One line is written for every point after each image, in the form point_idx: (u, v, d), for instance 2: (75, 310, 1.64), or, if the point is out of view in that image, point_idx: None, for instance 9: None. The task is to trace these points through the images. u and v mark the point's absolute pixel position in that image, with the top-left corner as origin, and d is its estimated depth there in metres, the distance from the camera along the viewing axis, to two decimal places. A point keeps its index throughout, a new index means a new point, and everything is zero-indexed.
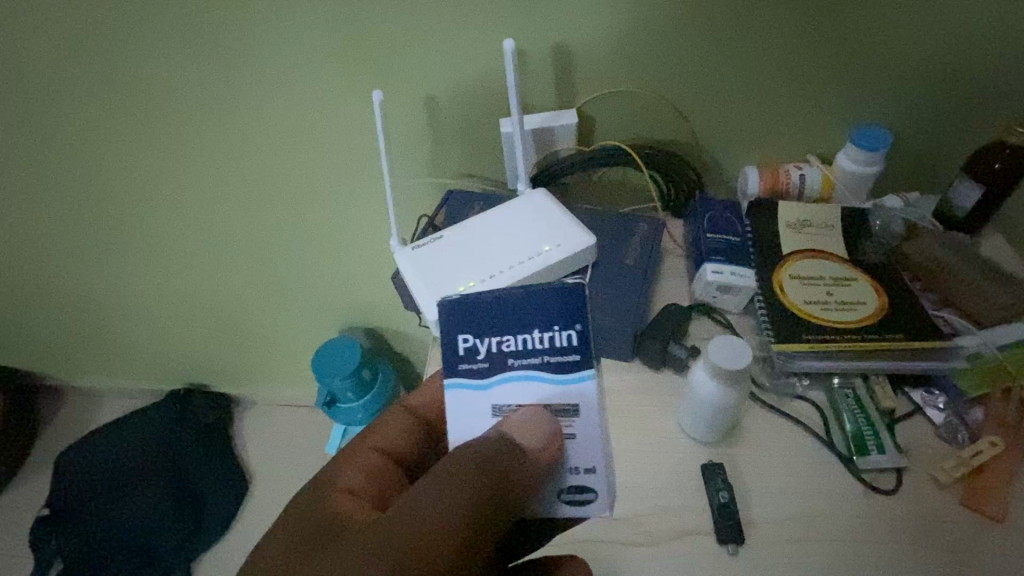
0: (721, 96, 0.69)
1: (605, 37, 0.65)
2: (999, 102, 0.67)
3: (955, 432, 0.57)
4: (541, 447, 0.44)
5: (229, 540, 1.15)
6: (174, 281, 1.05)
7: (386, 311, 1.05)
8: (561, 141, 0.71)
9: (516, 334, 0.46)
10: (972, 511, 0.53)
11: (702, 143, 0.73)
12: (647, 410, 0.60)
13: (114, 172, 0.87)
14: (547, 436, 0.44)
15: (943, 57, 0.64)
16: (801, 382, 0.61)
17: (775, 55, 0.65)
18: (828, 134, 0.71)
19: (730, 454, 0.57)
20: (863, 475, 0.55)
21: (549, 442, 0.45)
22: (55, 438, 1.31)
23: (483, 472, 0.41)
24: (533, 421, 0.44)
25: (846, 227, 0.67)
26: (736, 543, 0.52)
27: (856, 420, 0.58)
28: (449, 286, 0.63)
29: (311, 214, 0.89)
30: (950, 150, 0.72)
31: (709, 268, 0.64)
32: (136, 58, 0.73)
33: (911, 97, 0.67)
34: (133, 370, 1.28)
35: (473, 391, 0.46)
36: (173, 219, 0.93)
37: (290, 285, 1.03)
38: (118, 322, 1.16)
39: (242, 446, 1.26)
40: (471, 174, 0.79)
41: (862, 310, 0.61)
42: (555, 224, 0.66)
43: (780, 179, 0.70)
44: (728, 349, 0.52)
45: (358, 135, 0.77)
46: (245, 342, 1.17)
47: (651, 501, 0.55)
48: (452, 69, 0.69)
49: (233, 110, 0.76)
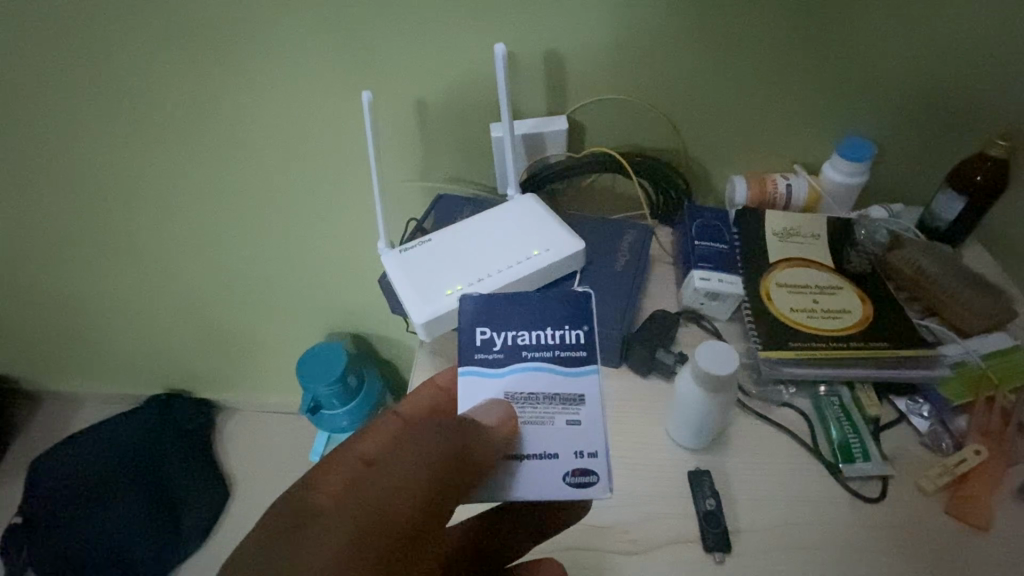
0: (709, 104, 0.69)
1: (593, 44, 0.65)
2: (983, 115, 0.68)
3: (939, 440, 0.57)
4: (504, 428, 0.41)
5: (208, 548, 1.13)
6: (156, 284, 1.04)
7: (373, 317, 1.04)
8: (550, 147, 0.71)
9: (531, 329, 0.46)
10: (956, 520, 0.53)
11: (691, 152, 0.74)
12: (635, 416, 0.60)
13: (96, 174, 0.86)
14: (498, 417, 0.41)
15: (927, 69, 0.65)
16: (787, 389, 0.61)
17: (763, 64, 0.66)
18: (814, 144, 0.72)
19: (717, 460, 0.57)
20: (849, 482, 0.55)
21: (510, 424, 0.41)
22: (32, 444, 1.28)
23: (439, 438, 0.38)
24: (488, 409, 0.42)
25: (831, 235, 0.68)
26: (723, 551, 0.52)
27: (841, 428, 0.58)
28: (438, 288, 0.63)
29: (299, 216, 0.88)
30: (934, 162, 0.73)
31: (697, 275, 0.64)
32: (119, 59, 0.72)
33: (894, 108, 0.68)
34: (113, 375, 1.25)
35: (483, 381, 0.44)
36: (156, 221, 0.92)
37: (275, 291, 1.02)
38: (98, 326, 1.14)
39: (225, 453, 1.24)
40: (461, 179, 0.79)
41: (848, 317, 0.62)
42: (543, 230, 0.66)
43: (767, 188, 0.71)
44: (715, 355, 0.51)
45: (347, 137, 0.77)
46: (229, 347, 1.15)
47: (640, 509, 0.54)
48: (442, 73, 0.69)
49: (220, 113, 0.76)
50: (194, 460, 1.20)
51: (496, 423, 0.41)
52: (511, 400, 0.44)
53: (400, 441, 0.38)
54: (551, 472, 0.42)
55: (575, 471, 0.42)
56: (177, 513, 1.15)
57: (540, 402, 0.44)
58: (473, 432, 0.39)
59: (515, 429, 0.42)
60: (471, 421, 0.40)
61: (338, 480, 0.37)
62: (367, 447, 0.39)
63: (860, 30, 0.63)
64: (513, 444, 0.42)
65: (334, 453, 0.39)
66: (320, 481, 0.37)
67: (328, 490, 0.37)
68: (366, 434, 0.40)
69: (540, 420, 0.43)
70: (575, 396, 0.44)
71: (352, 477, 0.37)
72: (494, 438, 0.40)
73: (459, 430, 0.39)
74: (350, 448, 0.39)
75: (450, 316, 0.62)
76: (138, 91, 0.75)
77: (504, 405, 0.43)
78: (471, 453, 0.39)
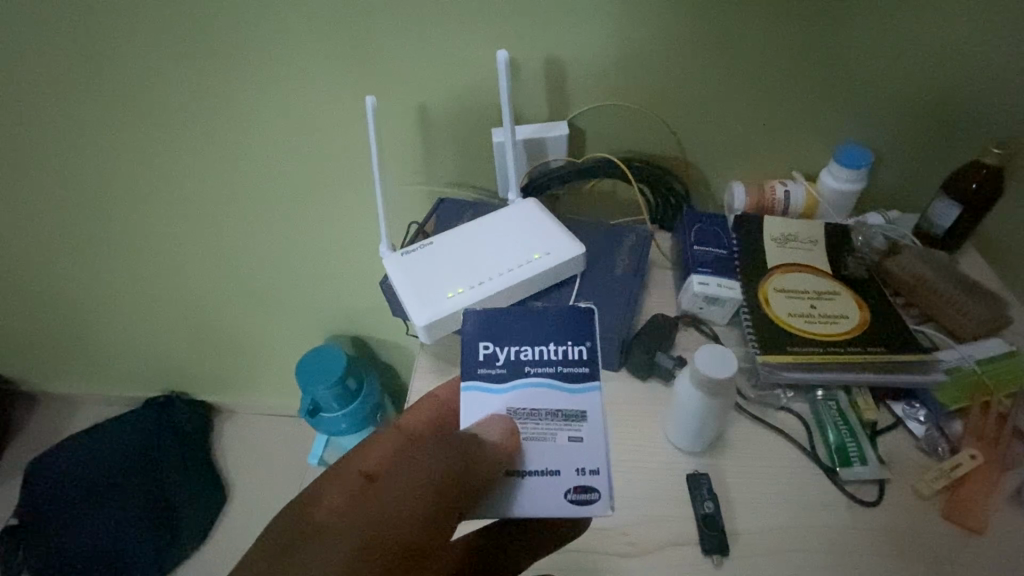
0: (709, 111, 0.70)
1: (593, 51, 0.66)
2: (980, 123, 0.69)
3: (935, 445, 0.58)
4: (505, 443, 0.41)
5: (206, 549, 1.13)
6: (156, 286, 1.04)
7: (374, 319, 1.05)
8: (551, 153, 0.72)
9: (534, 344, 0.46)
10: (954, 525, 0.53)
11: (690, 158, 0.74)
12: (634, 420, 0.60)
13: (96, 175, 0.86)
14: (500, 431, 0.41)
15: (924, 78, 0.66)
16: (785, 393, 0.62)
17: (762, 72, 0.67)
18: (812, 152, 0.73)
19: (716, 463, 0.57)
20: (846, 486, 0.56)
21: (511, 438, 0.41)
22: (29, 446, 1.28)
23: (443, 456, 0.39)
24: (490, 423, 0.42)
25: (829, 241, 0.69)
26: (721, 554, 0.52)
27: (839, 433, 0.58)
28: (438, 291, 0.63)
29: (300, 218, 0.89)
30: (931, 169, 0.73)
31: (696, 279, 0.64)
32: (125, 62, 0.72)
33: (892, 116, 0.69)
34: (112, 377, 1.25)
35: (485, 397, 0.45)
36: (157, 222, 0.92)
37: (275, 293, 1.02)
38: (97, 328, 1.14)
39: (223, 455, 1.24)
40: (462, 184, 0.80)
41: (846, 323, 0.62)
42: (543, 234, 0.67)
43: (765, 195, 0.72)
44: (714, 358, 0.51)
45: (350, 141, 0.78)
46: (228, 349, 1.16)
47: (640, 510, 0.55)
48: (444, 78, 0.70)
49: (222, 116, 0.76)
50: (192, 462, 1.19)
51: (498, 438, 0.41)
52: (513, 416, 0.44)
53: (403, 456, 0.39)
54: (552, 488, 0.42)
55: (576, 488, 0.42)
56: (175, 515, 1.15)
57: (541, 419, 0.44)
58: (475, 448, 0.40)
59: (515, 443, 0.42)
60: (475, 436, 0.40)
61: (339, 494, 0.37)
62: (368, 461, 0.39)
63: (858, 39, 0.64)
64: (514, 460, 0.42)
65: (336, 467, 0.39)
66: (321, 495, 0.37)
67: (330, 505, 0.37)
68: (368, 447, 0.40)
69: (542, 436, 0.44)
70: (578, 412, 0.44)
71: (355, 492, 0.37)
72: (495, 452, 0.40)
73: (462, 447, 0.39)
74: (352, 461, 0.39)
75: (451, 318, 0.62)
76: (142, 94, 0.75)
77: (505, 419, 0.43)
78: (472, 470, 0.39)
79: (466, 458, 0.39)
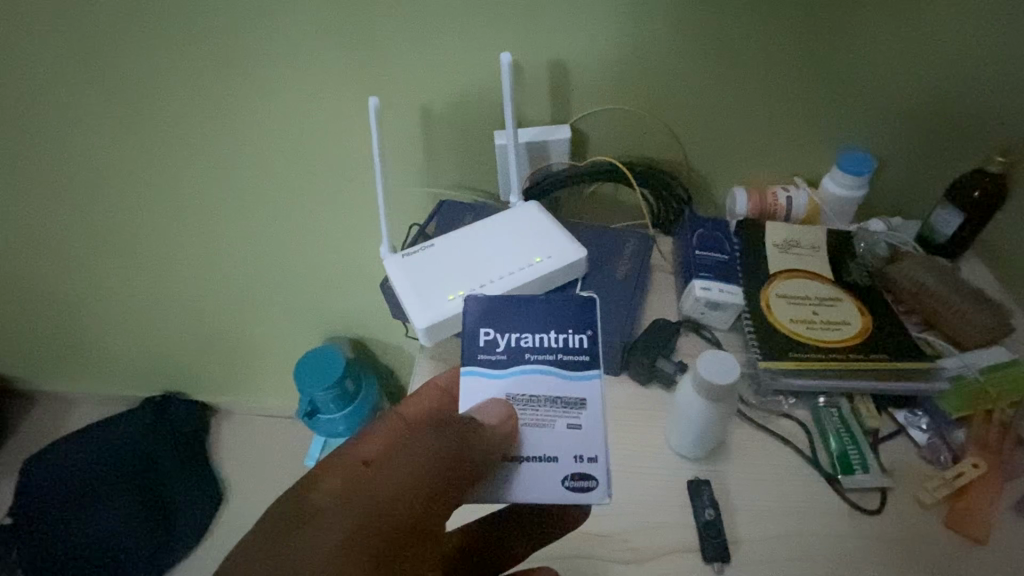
0: (712, 116, 0.70)
1: (596, 54, 0.66)
2: (984, 130, 0.69)
3: (937, 453, 0.57)
4: (504, 427, 0.41)
5: (199, 551, 1.13)
6: (154, 285, 1.03)
7: (374, 322, 1.04)
8: (553, 156, 0.72)
9: (534, 331, 0.45)
10: (955, 532, 0.53)
11: (693, 162, 0.74)
12: (635, 425, 0.60)
13: (94, 173, 0.86)
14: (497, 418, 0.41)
15: (928, 84, 0.66)
16: (788, 400, 0.62)
17: (765, 77, 0.67)
18: (815, 157, 0.73)
19: (716, 470, 0.57)
20: (848, 493, 0.55)
21: (509, 423, 0.41)
22: (24, 445, 1.27)
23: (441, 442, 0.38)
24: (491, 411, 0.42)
25: (831, 248, 0.69)
26: (723, 561, 0.52)
27: (841, 439, 0.58)
28: (438, 294, 0.63)
29: (299, 219, 0.88)
30: (935, 175, 0.73)
31: (698, 284, 0.64)
32: (125, 61, 0.72)
33: (895, 123, 0.69)
34: (108, 377, 1.25)
35: (484, 382, 0.44)
36: (155, 222, 0.92)
37: (275, 294, 1.02)
38: (94, 327, 1.13)
39: (220, 457, 1.24)
40: (464, 186, 0.79)
41: (848, 329, 0.62)
42: (544, 237, 0.66)
43: (768, 200, 0.72)
44: (716, 364, 0.51)
45: (351, 141, 0.77)
46: (226, 349, 1.15)
47: (640, 518, 0.54)
48: (446, 80, 0.69)
49: (223, 116, 0.76)
50: (188, 463, 1.19)
51: (494, 423, 0.41)
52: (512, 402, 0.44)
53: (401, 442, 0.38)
54: (549, 475, 0.42)
55: (574, 475, 0.42)
56: (169, 516, 1.14)
57: (540, 405, 0.44)
58: (474, 434, 0.39)
59: (514, 427, 0.41)
60: (473, 422, 0.40)
61: (337, 479, 0.36)
62: (368, 447, 0.38)
63: (861, 45, 0.64)
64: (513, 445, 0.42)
65: (335, 452, 0.38)
66: (319, 481, 0.36)
67: (328, 490, 0.36)
68: (367, 435, 0.39)
69: (539, 422, 0.43)
70: (577, 400, 0.44)
71: (352, 476, 0.36)
72: (494, 438, 0.40)
73: (460, 433, 0.39)
74: (351, 448, 0.38)
75: (450, 321, 0.62)
76: (142, 92, 0.75)
77: (504, 405, 0.42)
78: (467, 455, 0.39)
79: (463, 442, 0.39)
